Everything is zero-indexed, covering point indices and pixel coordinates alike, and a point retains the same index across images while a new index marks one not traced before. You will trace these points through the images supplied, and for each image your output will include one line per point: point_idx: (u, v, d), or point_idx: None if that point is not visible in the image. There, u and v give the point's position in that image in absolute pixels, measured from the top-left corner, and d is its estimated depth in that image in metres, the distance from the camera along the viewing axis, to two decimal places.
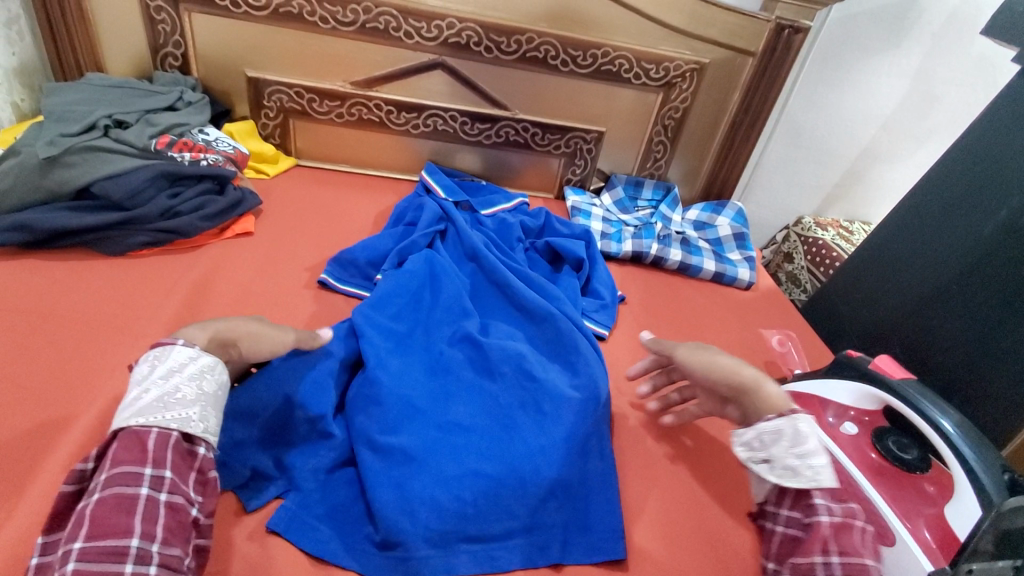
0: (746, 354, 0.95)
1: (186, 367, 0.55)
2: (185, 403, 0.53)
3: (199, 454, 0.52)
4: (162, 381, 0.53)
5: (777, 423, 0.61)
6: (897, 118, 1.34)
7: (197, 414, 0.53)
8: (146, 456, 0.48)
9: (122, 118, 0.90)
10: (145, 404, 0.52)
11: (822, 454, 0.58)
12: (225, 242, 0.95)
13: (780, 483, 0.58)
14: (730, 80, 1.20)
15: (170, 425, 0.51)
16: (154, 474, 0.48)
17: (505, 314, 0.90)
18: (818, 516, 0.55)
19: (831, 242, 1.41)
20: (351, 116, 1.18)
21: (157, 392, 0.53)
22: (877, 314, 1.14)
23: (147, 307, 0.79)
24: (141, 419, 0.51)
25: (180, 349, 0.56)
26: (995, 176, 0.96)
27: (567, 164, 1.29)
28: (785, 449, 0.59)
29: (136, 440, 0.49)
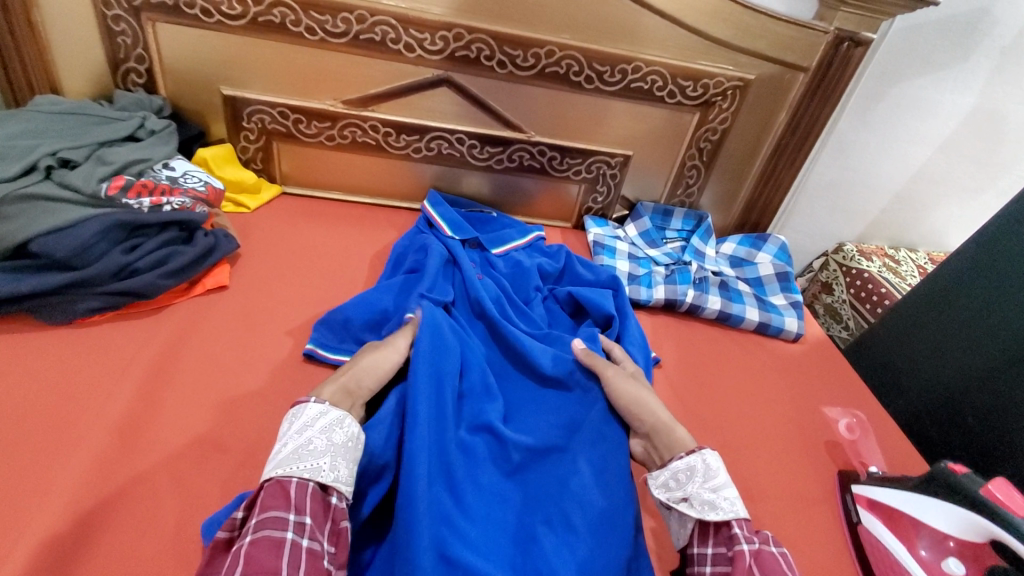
0: (800, 432, 0.82)
1: (318, 421, 0.58)
2: (316, 454, 0.55)
3: (332, 505, 0.53)
4: (298, 435, 0.56)
5: (688, 460, 0.62)
6: (959, 139, 1.20)
7: (327, 465, 0.54)
8: (288, 504, 0.51)
9: (70, 155, 0.76)
10: (283, 457, 0.54)
11: (731, 486, 0.60)
12: (195, 299, 0.81)
13: (702, 518, 0.58)
14: (776, 98, 1.05)
15: (303, 475, 0.53)
16: (296, 520, 0.50)
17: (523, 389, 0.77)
18: (740, 546, 0.55)
19: (877, 275, 1.28)
20: (343, 138, 1.03)
21: (293, 444, 0.55)
22: (941, 373, 1.01)
23: (96, 397, 0.66)
24: (281, 470, 0.53)
25: (312, 406, 0.59)
26: None
27: (588, 191, 1.15)
28: (699, 484, 0.60)
29: (279, 489, 0.51)
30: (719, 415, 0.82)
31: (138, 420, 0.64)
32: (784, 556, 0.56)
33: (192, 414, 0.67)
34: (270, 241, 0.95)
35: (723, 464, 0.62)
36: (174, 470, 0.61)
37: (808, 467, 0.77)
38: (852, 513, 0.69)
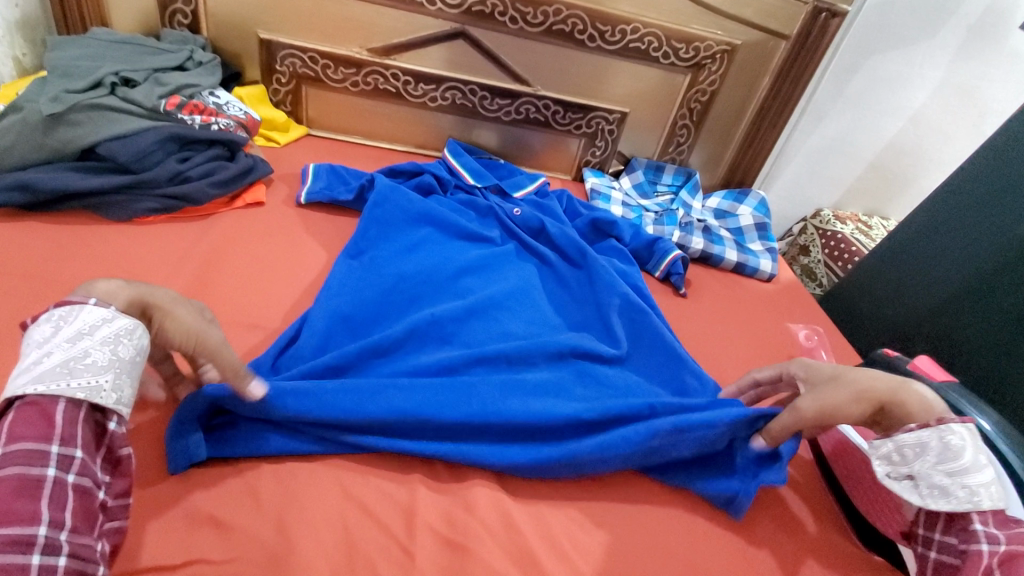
0: (768, 349, 0.92)
1: (98, 329, 0.49)
2: (96, 370, 0.47)
3: (110, 432, 0.48)
4: (68, 344, 0.47)
5: (919, 435, 0.56)
6: (929, 111, 1.31)
7: (109, 384, 0.48)
8: (52, 433, 0.44)
9: (130, 76, 0.86)
10: (47, 370, 0.46)
11: (981, 471, 0.53)
12: (236, 211, 0.90)
13: (928, 505, 0.54)
14: (761, 64, 1.17)
15: (76, 396, 0.46)
16: (62, 453, 0.44)
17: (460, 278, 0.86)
18: (978, 545, 0.51)
19: (850, 236, 1.38)
20: (366, 85, 1.13)
21: (61, 355, 0.47)
22: (900, 313, 1.11)
23: (154, 280, 0.75)
24: (41, 387, 0.45)
25: (90, 309, 0.49)
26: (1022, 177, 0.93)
27: (587, 145, 1.25)
28: (930, 465, 0.54)
29: (39, 413, 0.45)
30: (699, 332, 0.93)
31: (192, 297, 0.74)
32: None
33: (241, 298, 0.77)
34: (298, 169, 1.05)
35: (972, 443, 0.54)
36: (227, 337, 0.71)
37: None
38: None
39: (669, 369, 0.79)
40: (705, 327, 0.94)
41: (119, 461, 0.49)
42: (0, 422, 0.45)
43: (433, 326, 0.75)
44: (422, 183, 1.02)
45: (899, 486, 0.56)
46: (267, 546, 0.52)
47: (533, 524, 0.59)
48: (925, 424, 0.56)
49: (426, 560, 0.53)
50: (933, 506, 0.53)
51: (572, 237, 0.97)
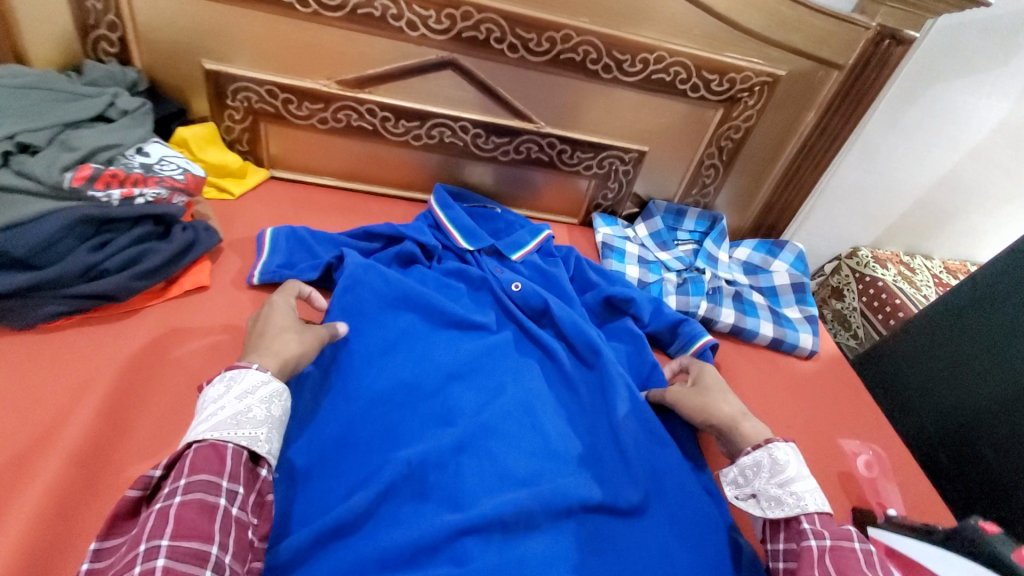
0: (813, 462, 0.77)
1: (259, 389, 0.55)
2: (255, 423, 0.54)
3: (260, 477, 0.53)
4: (236, 399, 0.54)
5: (756, 457, 0.64)
6: (990, 146, 1.13)
7: (264, 435, 0.53)
8: (222, 469, 0.49)
9: (29, 139, 0.68)
10: (220, 420, 0.52)
11: (803, 479, 0.61)
12: (172, 301, 0.74)
13: (767, 515, 0.61)
14: (806, 97, 0.98)
15: (242, 442, 0.51)
16: (230, 488, 0.49)
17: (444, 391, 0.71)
18: (807, 542, 0.57)
19: (892, 284, 1.23)
20: (337, 121, 0.95)
21: (231, 409, 0.53)
22: (959, 400, 0.96)
23: (56, 415, 0.59)
24: (217, 434, 0.51)
25: (253, 372, 0.56)
26: None
27: (598, 186, 1.08)
28: (766, 481, 0.62)
29: (215, 452, 0.50)
30: None
31: (105, 441, 0.59)
32: (864, 552, 0.55)
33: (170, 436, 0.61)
34: (254, 231, 0.88)
35: (795, 456, 0.63)
36: None
37: None
38: None
39: (698, 513, 0.66)
40: None
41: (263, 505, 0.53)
42: (180, 461, 0.49)
43: (408, 480, 0.61)
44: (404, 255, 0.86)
45: (744, 504, 0.64)
46: None
47: None
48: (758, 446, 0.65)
49: None
50: (771, 515, 0.61)
51: (580, 325, 0.81)
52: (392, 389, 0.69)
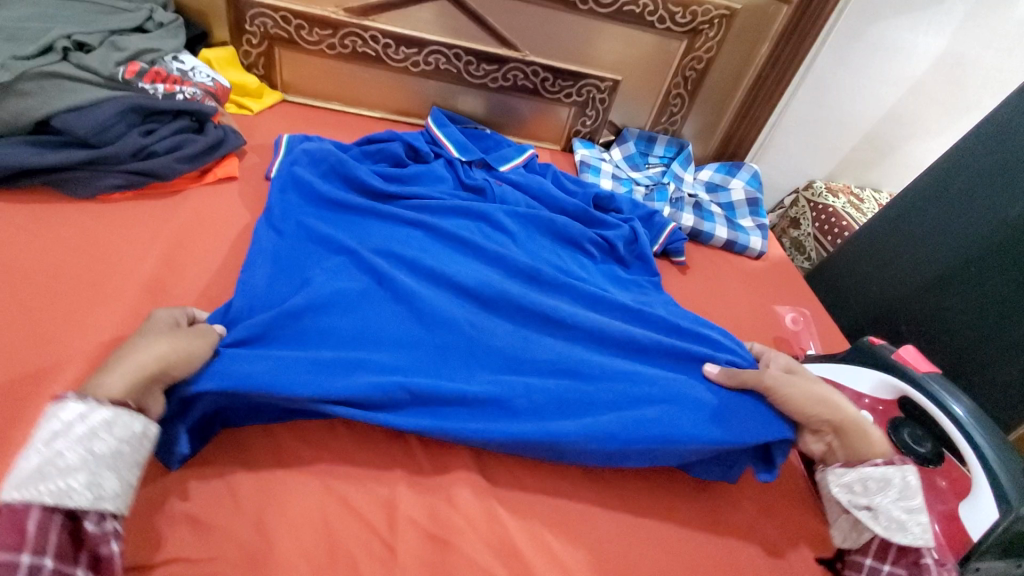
0: (753, 330, 0.91)
1: (76, 427, 0.46)
2: (72, 469, 0.44)
3: (87, 533, 0.44)
4: (47, 445, 0.44)
5: (885, 471, 0.58)
6: (928, 81, 1.27)
7: (84, 482, 0.44)
8: (16, 540, 0.40)
9: (84, 39, 0.79)
10: (25, 475, 0.43)
11: (925, 511, 0.57)
12: (206, 187, 0.86)
13: (886, 536, 0.55)
14: (760, 30, 1.11)
15: (47, 500, 0.42)
16: (24, 559, 0.40)
17: (425, 251, 0.82)
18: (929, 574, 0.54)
19: (841, 210, 1.37)
20: (343, 48, 1.06)
21: (42, 458, 0.44)
22: (884, 290, 1.10)
23: (120, 263, 0.71)
24: (18, 493, 0.42)
25: (72, 406, 0.46)
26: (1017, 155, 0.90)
27: (577, 114, 1.20)
28: (892, 500, 0.57)
29: (6, 519, 0.41)
30: None
31: (163, 281, 0.71)
32: None
33: (213, 282, 0.74)
34: (271, 139, 1.00)
35: (917, 486, 0.58)
36: None
37: None
38: None
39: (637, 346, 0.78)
40: (691, 310, 0.93)
41: (102, 560, 0.44)
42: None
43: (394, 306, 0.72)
44: (389, 151, 0.97)
45: (861, 515, 0.57)
46: (245, 546, 0.51)
47: (514, 515, 0.59)
48: (888, 462, 0.59)
49: (408, 554, 0.54)
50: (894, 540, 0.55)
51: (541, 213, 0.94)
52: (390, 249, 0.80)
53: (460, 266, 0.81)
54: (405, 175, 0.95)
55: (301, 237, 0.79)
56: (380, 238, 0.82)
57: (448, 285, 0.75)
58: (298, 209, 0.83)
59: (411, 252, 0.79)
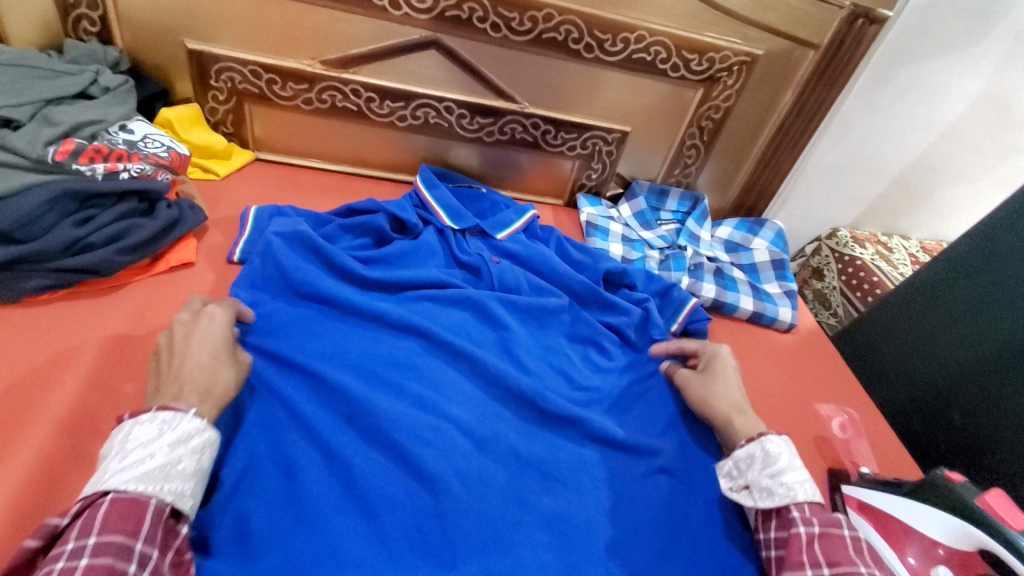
0: (789, 428, 0.79)
1: (194, 438, 0.50)
2: (185, 475, 0.48)
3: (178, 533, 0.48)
4: (168, 449, 0.48)
5: (749, 447, 0.62)
6: (964, 126, 1.16)
7: (191, 490, 0.48)
8: (138, 529, 0.44)
9: (11, 114, 0.68)
10: (148, 471, 0.46)
11: (795, 470, 0.59)
12: (157, 277, 0.74)
13: (759, 505, 0.59)
14: (784, 76, 1.01)
15: (166, 499, 0.46)
16: (143, 550, 0.43)
17: (411, 366, 0.71)
18: (797, 529, 0.55)
19: (870, 263, 1.26)
20: (321, 102, 0.95)
21: (161, 458, 0.47)
22: (931, 366, 0.98)
23: (44, 384, 0.60)
24: (140, 487, 0.45)
25: (192, 419, 0.51)
26: None
27: (582, 167, 1.09)
28: (759, 471, 0.60)
29: (133, 509, 0.44)
30: None
31: (93, 408, 0.59)
32: (854, 542, 0.53)
33: None
34: (238, 210, 0.88)
35: (789, 450, 0.60)
36: None
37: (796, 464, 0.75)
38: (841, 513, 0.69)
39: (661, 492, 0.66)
40: None
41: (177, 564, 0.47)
42: (88, 512, 0.44)
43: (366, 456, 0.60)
44: (372, 225, 0.85)
45: (737, 495, 0.61)
46: None
47: None
48: (751, 437, 0.63)
49: None
50: (762, 505, 0.58)
51: (545, 307, 0.82)
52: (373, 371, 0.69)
53: (450, 390, 0.69)
54: (389, 255, 0.83)
55: (266, 353, 0.68)
56: (358, 351, 0.71)
57: (437, 430, 0.64)
58: (268, 309, 0.72)
59: (394, 376, 0.68)
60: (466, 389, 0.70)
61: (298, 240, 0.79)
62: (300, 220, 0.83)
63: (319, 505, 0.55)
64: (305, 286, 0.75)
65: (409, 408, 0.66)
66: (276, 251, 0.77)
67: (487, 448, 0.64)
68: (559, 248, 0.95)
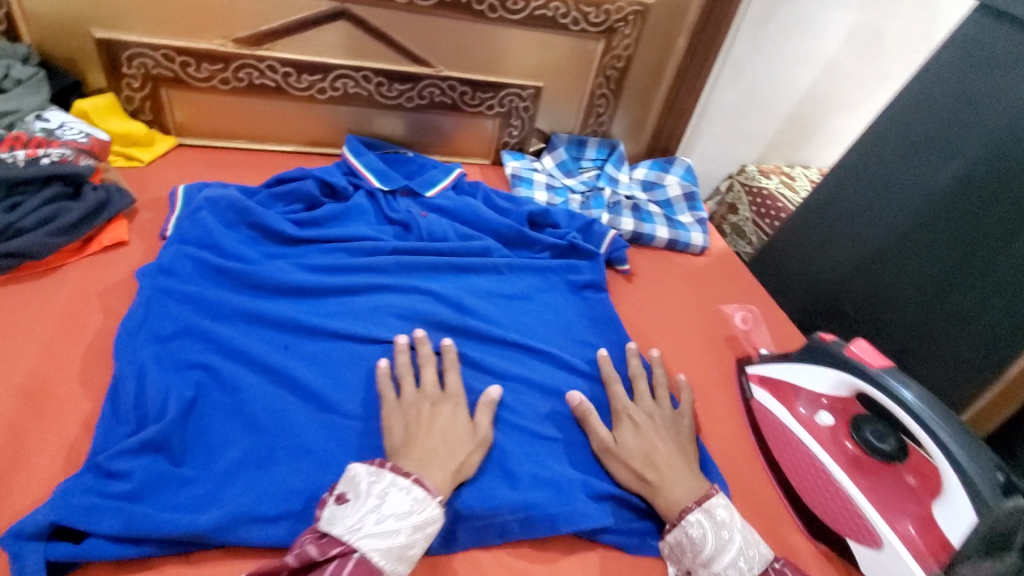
0: (705, 333, 0.89)
1: (429, 521, 0.51)
2: (409, 558, 0.50)
3: None
4: (408, 528, 0.50)
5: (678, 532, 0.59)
6: (842, 57, 1.28)
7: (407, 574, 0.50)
8: None
9: None
10: (389, 548, 0.48)
11: (727, 553, 0.56)
12: (93, 258, 0.76)
13: None
14: (675, 23, 1.09)
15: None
16: None
17: (350, 308, 0.76)
18: None
19: (775, 191, 1.38)
20: (239, 81, 0.97)
21: (398, 537, 0.49)
22: (825, 269, 1.06)
23: None
24: (382, 561, 0.48)
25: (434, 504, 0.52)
26: (947, 122, 0.87)
27: (502, 125, 1.15)
28: (693, 559, 0.57)
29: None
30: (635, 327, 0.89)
31: (45, 378, 0.62)
32: None
33: (104, 369, 0.64)
34: (167, 192, 0.90)
35: (711, 525, 0.57)
36: (92, 423, 0.59)
37: (711, 360, 0.85)
38: (748, 390, 0.78)
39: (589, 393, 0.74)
40: (641, 320, 0.90)
41: None
42: (336, 564, 0.47)
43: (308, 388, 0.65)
44: (302, 191, 0.89)
45: None
46: None
47: None
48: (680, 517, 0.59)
49: None
50: None
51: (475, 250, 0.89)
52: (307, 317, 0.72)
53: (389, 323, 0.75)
54: (321, 217, 0.88)
55: (201, 309, 0.71)
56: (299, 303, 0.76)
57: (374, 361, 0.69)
58: (205, 271, 0.75)
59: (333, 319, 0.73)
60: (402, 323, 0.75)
61: (228, 208, 0.82)
62: (231, 190, 0.85)
63: (272, 427, 0.61)
64: (238, 250, 0.78)
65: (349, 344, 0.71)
66: (206, 223, 0.79)
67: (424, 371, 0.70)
68: (485, 198, 1.01)
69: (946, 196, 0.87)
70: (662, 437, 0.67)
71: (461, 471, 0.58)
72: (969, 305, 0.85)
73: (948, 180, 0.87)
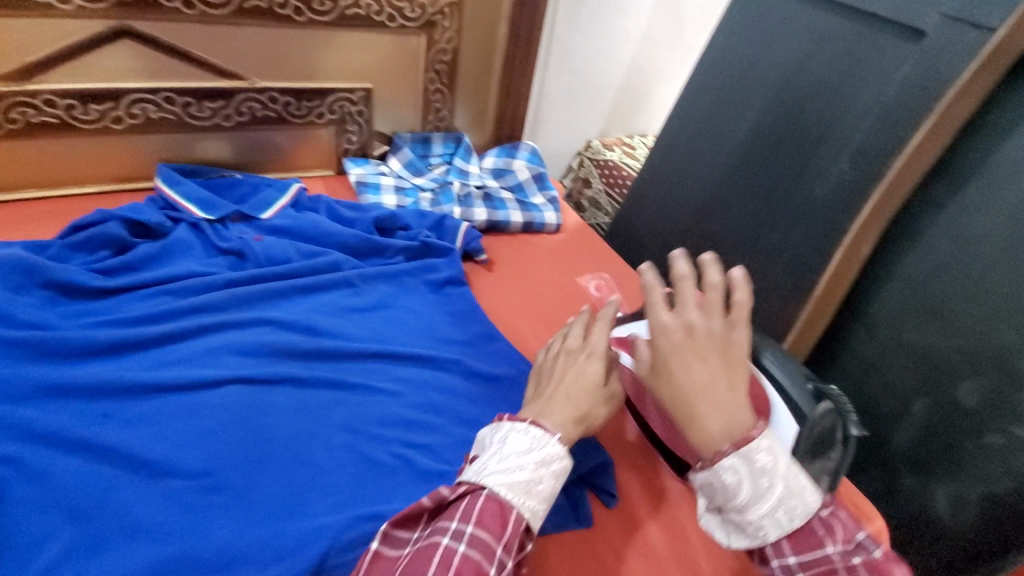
0: (566, 307, 0.93)
1: (554, 460, 0.53)
2: (541, 494, 0.52)
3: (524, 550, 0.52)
4: (534, 465, 0.52)
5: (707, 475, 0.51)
6: (653, 30, 1.39)
7: (540, 511, 0.52)
8: (500, 533, 0.48)
9: None
10: (516, 482, 0.51)
11: (765, 502, 0.48)
12: None
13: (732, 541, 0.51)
14: (492, 12, 1.10)
15: (525, 514, 0.50)
16: (501, 559, 0.48)
17: (182, 355, 0.69)
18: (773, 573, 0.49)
19: (619, 161, 1.47)
20: (7, 121, 0.83)
21: (527, 473, 0.52)
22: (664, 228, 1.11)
23: None
24: (510, 493, 0.50)
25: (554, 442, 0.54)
26: (740, 80, 0.98)
27: (338, 132, 1.10)
28: (722, 502, 0.50)
29: (499, 510, 0.49)
30: (501, 314, 0.90)
31: None
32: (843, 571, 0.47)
33: None
34: None
35: (749, 473, 0.48)
36: None
37: None
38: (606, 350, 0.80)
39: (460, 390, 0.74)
40: (506, 307, 0.91)
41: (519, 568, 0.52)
42: (467, 500, 0.50)
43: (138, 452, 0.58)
44: (106, 235, 0.79)
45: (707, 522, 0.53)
46: None
47: None
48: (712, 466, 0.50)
49: None
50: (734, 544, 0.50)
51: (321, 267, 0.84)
52: (130, 374, 0.64)
53: (230, 362, 0.69)
54: (136, 261, 0.79)
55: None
56: (119, 360, 0.67)
57: (217, 405, 0.64)
58: None
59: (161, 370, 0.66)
60: (246, 358, 0.70)
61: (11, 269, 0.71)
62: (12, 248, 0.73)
63: (98, 507, 0.54)
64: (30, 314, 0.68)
65: (186, 394, 0.64)
66: None
67: (276, 403, 0.65)
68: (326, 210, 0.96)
69: (749, 140, 0.97)
70: (699, 357, 0.54)
71: (586, 420, 0.58)
72: (779, 236, 0.93)
73: (749, 127, 0.97)
